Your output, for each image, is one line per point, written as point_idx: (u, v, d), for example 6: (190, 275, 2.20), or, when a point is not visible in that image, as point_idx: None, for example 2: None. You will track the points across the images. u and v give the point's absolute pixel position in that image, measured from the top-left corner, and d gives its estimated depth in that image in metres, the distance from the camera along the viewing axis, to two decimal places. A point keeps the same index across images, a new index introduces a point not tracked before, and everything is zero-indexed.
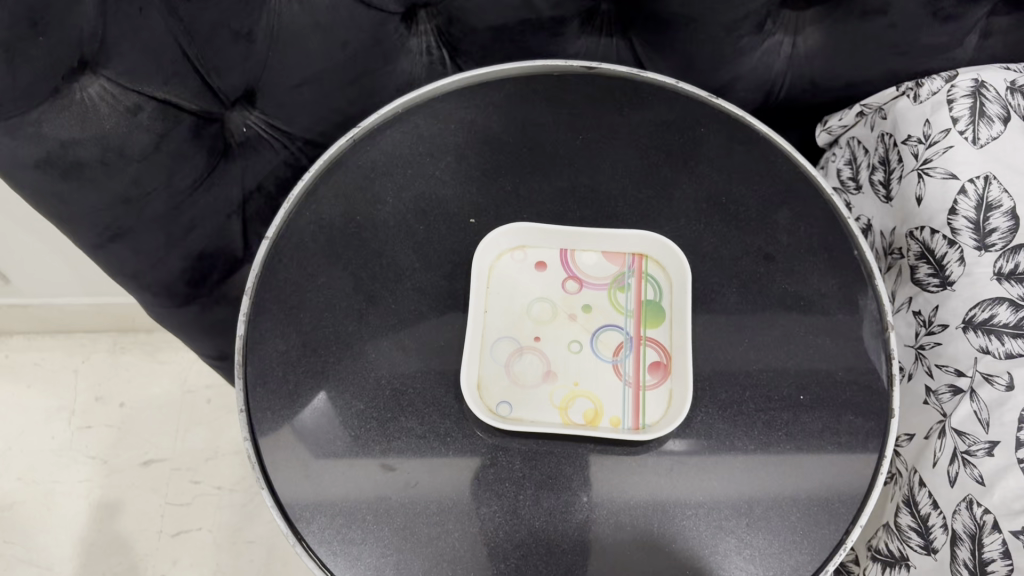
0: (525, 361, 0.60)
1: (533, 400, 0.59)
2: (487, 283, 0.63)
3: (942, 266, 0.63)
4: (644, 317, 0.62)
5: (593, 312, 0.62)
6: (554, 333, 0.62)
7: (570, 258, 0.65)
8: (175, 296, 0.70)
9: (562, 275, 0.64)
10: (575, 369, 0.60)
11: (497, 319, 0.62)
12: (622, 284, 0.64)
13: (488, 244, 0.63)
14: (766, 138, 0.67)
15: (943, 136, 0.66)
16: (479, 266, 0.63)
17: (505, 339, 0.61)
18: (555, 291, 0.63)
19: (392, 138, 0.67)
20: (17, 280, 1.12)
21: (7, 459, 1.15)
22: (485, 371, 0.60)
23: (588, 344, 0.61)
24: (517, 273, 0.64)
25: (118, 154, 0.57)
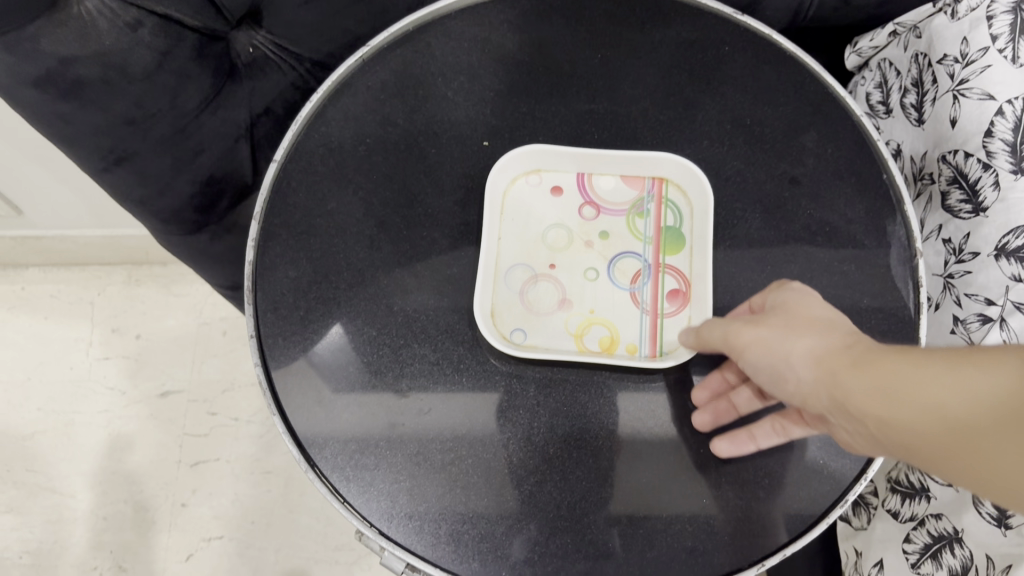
0: (540, 289, 0.59)
1: (548, 328, 0.58)
2: (501, 210, 0.62)
3: (975, 192, 0.61)
4: (664, 244, 0.60)
5: (610, 239, 0.61)
6: (570, 260, 0.60)
7: (588, 183, 0.63)
8: (185, 224, 0.68)
9: (579, 200, 0.62)
10: (592, 296, 0.59)
11: (511, 246, 0.60)
12: (641, 210, 0.62)
13: (503, 167, 0.61)
14: (794, 57, 0.64)
15: (982, 55, 0.62)
16: (493, 191, 0.61)
17: (520, 267, 0.60)
18: (571, 217, 0.62)
19: (403, 57, 0.64)
20: (29, 211, 1.10)
21: (27, 389, 1.16)
22: (499, 299, 0.58)
23: (605, 272, 0.60)
24: (532, 198, 0.62)
25: (120, 72, 0.55)
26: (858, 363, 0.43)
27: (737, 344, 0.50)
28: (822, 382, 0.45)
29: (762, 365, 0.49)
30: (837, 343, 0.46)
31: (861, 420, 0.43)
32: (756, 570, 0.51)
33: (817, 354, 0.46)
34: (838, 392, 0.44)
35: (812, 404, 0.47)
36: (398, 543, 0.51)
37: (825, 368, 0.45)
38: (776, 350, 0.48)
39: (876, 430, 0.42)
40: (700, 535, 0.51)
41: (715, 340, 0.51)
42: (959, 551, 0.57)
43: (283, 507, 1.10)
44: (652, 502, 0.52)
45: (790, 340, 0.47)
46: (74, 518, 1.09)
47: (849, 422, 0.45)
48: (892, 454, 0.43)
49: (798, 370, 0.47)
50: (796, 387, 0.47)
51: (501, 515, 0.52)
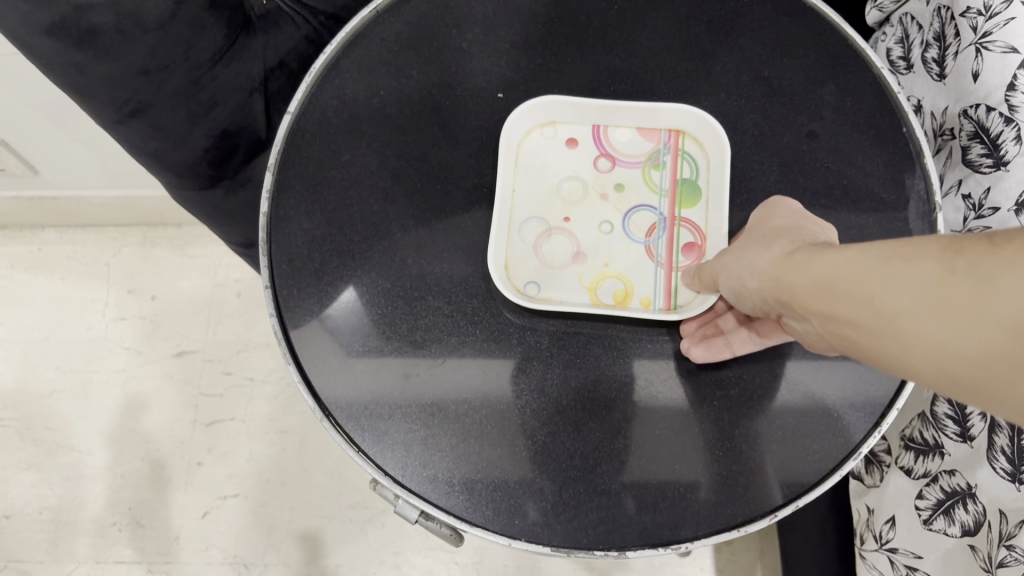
0: (554, 242, 0.59)
1: (562, 281, 0.58)
2: (515, 162, 0.61)
3: (996, 145, 0.60)
4: (679, 197, 0.60)
5: (625, 192, 0.61)
6: (585, 213, 0.60)
7: (603, 134, 0.62)
8: (199, 179, 0.68)
9: (595, 153, 0.62)
10: (606, 250, 0.59)
11: (526, 199, 0.60)
12: (657, 163, 0.61)
13: (519, 119, 0.60)
14: (813, 9, 0.63)
15: (1005, 7, 0.60)
16: (508, 142, 0.60)
17: (534, 220, 0.60)
18: (586, 170, 0.61)
19: (417, 8, 0.64)
20: (44, 171, 1.11)
21: (45, 349, 1.18)
22: (513, 253, 0.58)
23: (619, 225, 0.59)
24: (548, 150, 0.62)
25: (133, 20, 0.54)
26: (801, 262, 0.42)
27: (717, 267, 0.51)
28: (770, 290, 0.45)
29: (726, 284, 0.50)
30: (783, 250, 0.45)
31: (809, 321, 0.43)
32: (768, 521, 0.51)
33: (766, 264, 0.46)
34: (784, 297, 0.43)
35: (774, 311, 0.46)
36: (412, 491, 0.51)
37: (771, 275, 0.45)
38: (740, 264, 0.48)
39: (825, 330, 0.42)
40: (713, 487, 0.51)
41: (702, 278, 0.53)
42: (972, 506, 0.57)
43: (297, 465, 1.11)
44: (666, 453, 0.52)
45: (745, 256, 0.48)
46: (93, 475, 1.11)
47: (805, 326, 0.44)
48: (842, 351, 0.42)
49: (755, 279, 0.46)
50: (757, 298, 0.47)
51: (515, 465, 0.52)
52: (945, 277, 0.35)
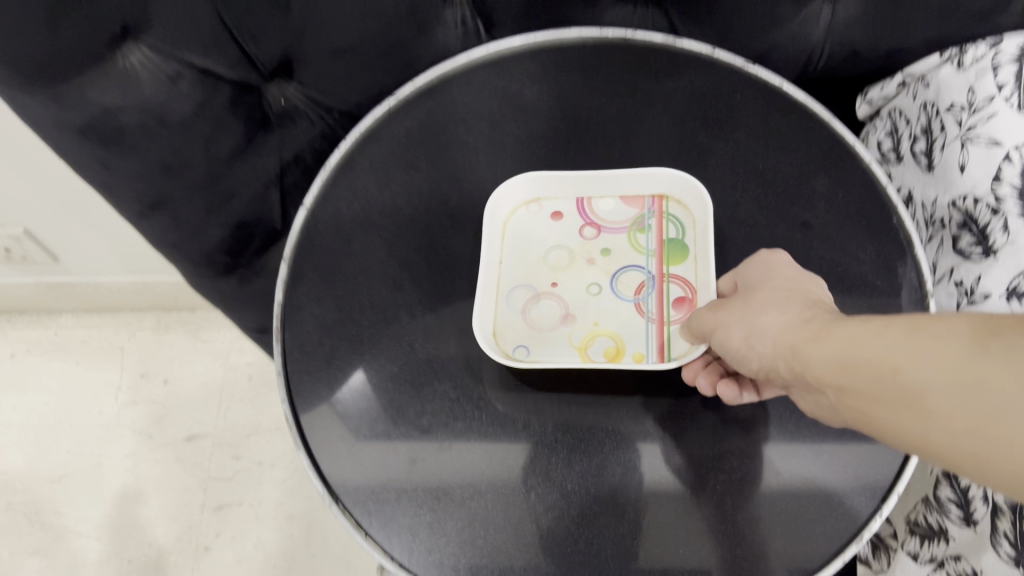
0: (543, 306, 0.62)
1: (553, 342, 0.60)
2: (503, 238, 0.65)
3: (985, 235, 0.62)
4: (667, 255, 0.63)
5: (611, 255, 0.64)
6: (572, 278, 0.63)
7: (587, 206, 0.66)
8: (216, 267, 0.71)
9: (581, 223, 0.66)
10: (595, 310, 0.61)
11: (513, 271, 0.64)
12: (642, 227, 0.65)
13: (500, 199, 0.64)
14: (803, 106, 0.66)
15: (988, 104, 0.64)
16: (495, 217, 0.64)
17: (521, 288, 0.63)
18: (573, 239, 0.65)
19: (427, 108, 0.67)
20: (65, 258, 1.14)
21: (57, 432, 1.19)
22: (501, 318, 0.61)
23: (607, 286, 0.62)
24: (534, 224, 0.66)
25: (159, 120, 0.58)
26: (820, 334, 0.44)
27: (716, 321, 0.51)
28: (781, 357, 0.47)
29: (724, 343, 0.51)
30: (797, 320, 0.47)
31: (822, 391, 0.44)
32: None
33: (780, 330, 0.48)
34: (797, 365, 0.45)
35: (779, 376, 0.48)
36: None
37: (786, 341, 0.47)
38: (752, 327, 0.49)
39: (839, 403, 0.43)
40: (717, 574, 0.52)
41: (695, 328, 0.54)
42: None
43: (305, 551, 1.10)
44: (669, 539, 0.53)
45: (753, 319, 0.49)
46: (99, 560, 1.10)
47: (815, 397, 0.46)
48: (853, 423, 0.44)
49: (766, 346, 0.48)
50: (763, 363, 0.49)
51: (520, 551, 0.52)
52: (975, 360, 0.37)
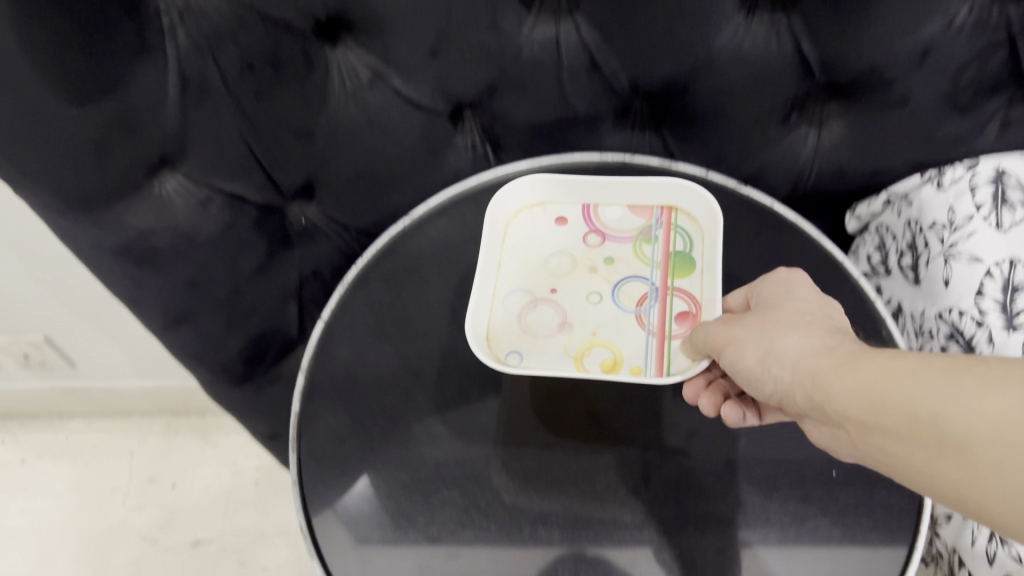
0: (540, 311, 0.64)
1: (548, 348, 0.62)
2: (504, 236, 0.68)
3: (971, 347, 0.65)
4: (673, 268, 0.65)
5: (614, 264, 0.66)
6: (572, 285, 0.65)
7: (593, 212, 0.69)
8: (233, 377, 0.73)
9: (585, 229, 0.68)
10: (594, 318, 0.63)
11: (513, 275, 0.66)
12: (649, 238, 0.67)
13: (502, 200, 0.67)
14: (794, 226, 0.70)
15: (967, 222, 0.68)
16: (496, 222, 0.67)
17: (519, 291, 0.65)
18: (576, 246, 0.67)
19: (439, 227, 0.71)
20: (81, 363, 1.17)
21: (63, 537, 1.19)
22: (496, 324, 0.63)
23: (609, 295, 0.65)
24: (538, 227, 0.69)
25: (189, 240, 0.62)
26: (847, 366, 0.45)
27: (734, 336, 0.53)
28: (798, 382, 0.48)
29: (737, 360, 0.53)
30: (816, 346, 0.49)
31: (842, 425, 0.46)
32: None
33: (797, 356, 0.49)
34: (817, 394, 0.47)
35: (793, 401, 0.50)
36: None
37: (806, 368, 0.48)
38: (766, 346, 0.51)
39: (859, 434, 0.45)
40: None
41: (699, 345, 0.56)
42: None
43: None
44: None
45: (769, 341, 0.51)
46: None
47: (831, 426, 0.47)
48: (872, 463, 0.45)
49: (782, 369, 0.50)
50: (775, 385, 0.51)
51: None
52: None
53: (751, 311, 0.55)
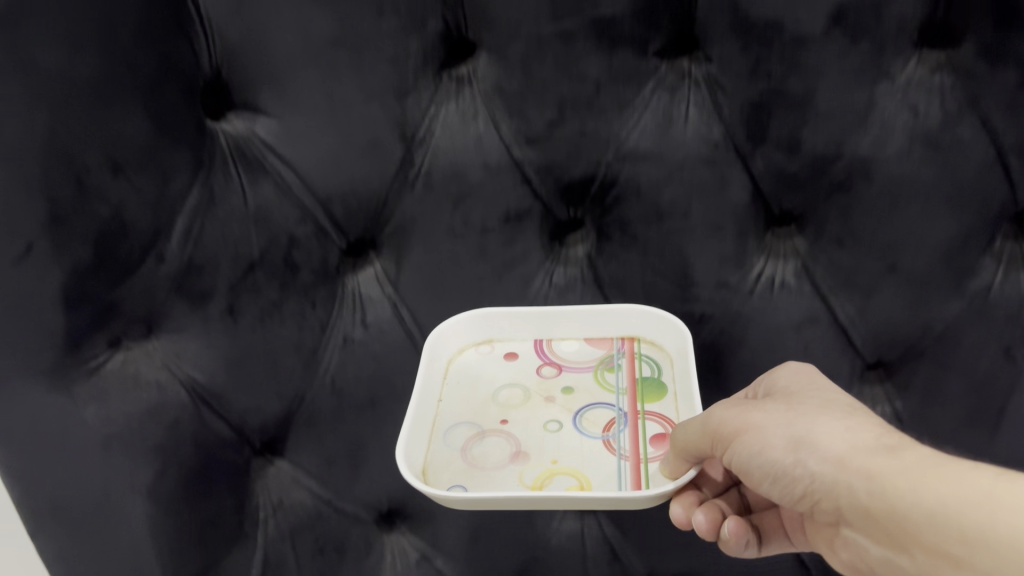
0: (487, 445, 0.55)
1: (500, 479, 0.52)
2: (444, 377, 0.60)
3: None
4: (641, 393, 0.58)
5: (574, 393, 0.58)
6: (525, 416, 0.57)
7: (546, 346, 0.62)
8: None
9: (538, 362, 0.61)
10: (553, 448, 0.54)
11: (455, 409, 0.57)
12: (611, 366, 0.60)
13: (442, 338, 0.59)
14: None
15: None
16: (436, 359, 0.59)
17: (463, 426, 0.56)
18: (529, 378, 0.60)
19: None
20: None
21: None
22: (432, 460, 0.54)
23: (569, 422, 0.56)
24: (484, 364, 0.61)
25: None
26: (928, 472, 0.36)
27: (757, 423, 0.45)
28: (844, 480, 0.40)
29: (757, 448, 0.44)
30: (866, 439, 0.41)
31: (906, 552, 0.37)
32: None
33: (844, 449, 0.41)
34: (873, 498, 0.38)
35: (825, 505, 0.41)
36: None
37: (861, 464, 0.39)
38: (801, 431, 0.43)
39: (935, 564, 0.36)
40: None
41: (692, 439, 0.47)
42: None
43: None
44: None
45: (803, 427, 0.43)
46: None
47: (888, 547, 0.39)
48: None
49: (818, 457, 0.41)
50: (809, 482, 0.42)
51: None
52: None
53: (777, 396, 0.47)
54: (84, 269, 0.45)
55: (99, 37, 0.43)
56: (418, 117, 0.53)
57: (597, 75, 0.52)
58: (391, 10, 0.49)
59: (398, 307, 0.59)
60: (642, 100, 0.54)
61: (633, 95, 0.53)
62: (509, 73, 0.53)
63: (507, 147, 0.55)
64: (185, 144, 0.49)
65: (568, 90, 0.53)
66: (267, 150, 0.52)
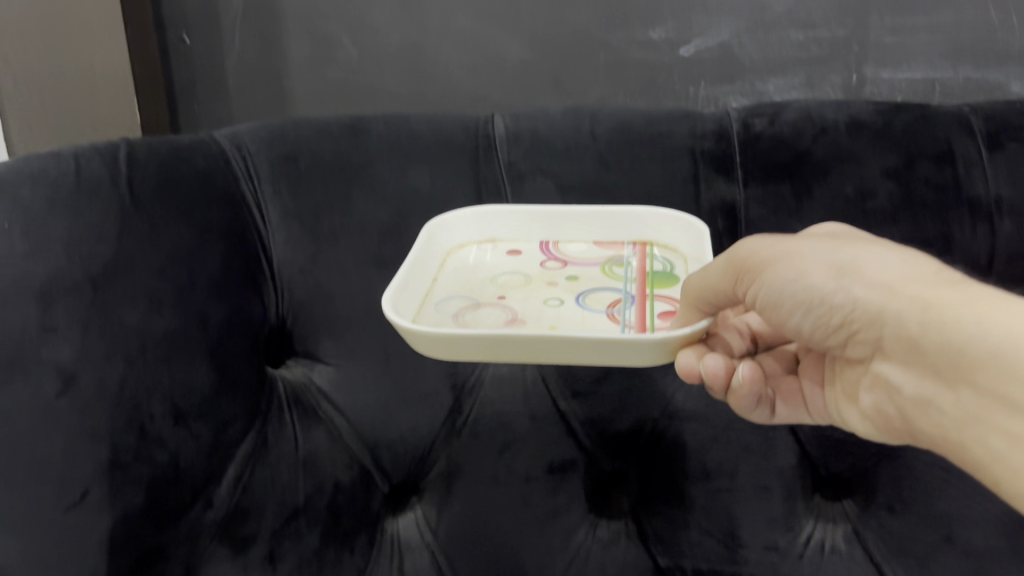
0: (482, 313, 0.49)
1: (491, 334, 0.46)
2: (443, 263, 0.54)
3: None
4: (650, 281, 0.52)
5: (578, 280, 0.52)
6: (523, 293, 0.51)
7: (552, 247, 0.56)
8: None
9: (541, 257, 0.55)
10: (553, 318, 0.48)
11: (452, 286, 0.52)
12: (620, 262, 0.54)
13: (443, 225, 0.53)
14: None
15: None
16: (440, 240, 0.53)
17: (458, 298, 0.50)
18: (531, 268, 0.54)
19: None
20: None
21: None
22: (422, 318, 0.48)
23: (572, 300, 0.50)
24: (484, 257, 0.55)
25: None
26: (990, 305, 0.33)
27: (799, 252, 0.41)
28: (894, 306, 0.36)
29: (793, 276, 0.40)
30: (924, 270, 0.37)
31: (952, 390, 0.35)
32: None
33: (895, 277, 0.37)
34: (922, 332, 0.35)
35: (872, 333, 0.38)
36: None
37: (917, 292, 0.36)
38: (849, 259, 0.39)
39: (980, 405, 0.33)
40: None
41: (711, 280, 0.43)
42: None
43: None
44: None
45: (850, 255, 0.39)
46: None
47: (928, 383, 0.36)
48: (964, 447, 0.35)
49: (867, 284, 0.38)
50: (851, 310, 0.38)
51: None
52: None
53: (820, 233, 0.43)
54: (134, 514, 0.43)
55: (179, 296, 0.46)
56: (468, 368, 0.56)
57: None
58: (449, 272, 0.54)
59: (435, 555, 0.57)
60: None
61: None
62: None
63: (553, 400, 0.56)
64: (243, 395, 0.50)
65: None
66: (321, 397, 0.54)
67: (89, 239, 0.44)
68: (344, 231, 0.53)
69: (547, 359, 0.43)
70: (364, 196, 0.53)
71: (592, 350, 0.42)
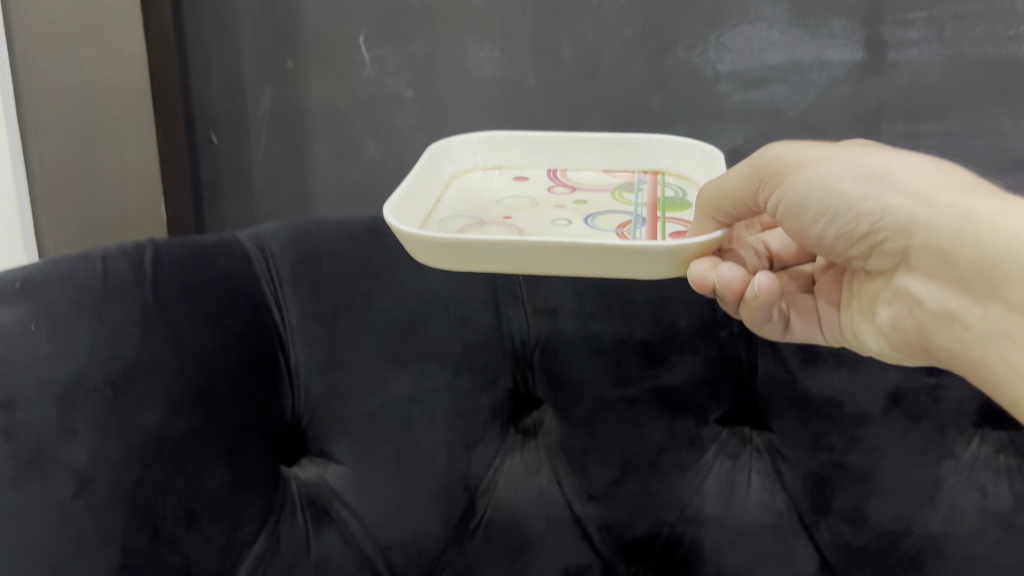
0: (487, 228, 0.52)
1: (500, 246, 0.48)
2: (449, 184, 0.59)
3: None
4: (660, 205, 0.55)
5: (587, 204, 0.56)
6: (531, 215, 0.54)
7: (559, 173, 0.61)
8: None
9: (549, 184, 0.60)
10: (563, 233, 0.51)
11: (460, 206, 0.55)
12: (629, 189, 0.59)
13: (444, 150, 0.59)
14: None
15: None
16: (442, 165, 0.59)
17: (466, 217, 0.54)
18: (540, 193, 0.58)
19: None
20: None
21: None
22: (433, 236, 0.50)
23: (580, 220, 0.53)
24: (493, 182, 0.60)
25: None
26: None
27: (827, 154, 0.41)
28: (930, 215, 0.37)
29: (819, 181, 0.41)
30: (956, 182, 0.38)
31: (983, 304, 0.36)
32: None
33: (927, 187, 0.38)
34: (957, 246, 0.36)
35: (899, 243, 0.39)
36: None
37: (949, 203, 0.37)
38: (880, 165, 0.39)
39: (1011, 321, 0.34)
40: None
41: (734, 186, 0.43)
42: None
43: None
44: None
45: (882, 162, 0.40)
46: None
47: (952, 296, 0.37)
48: (986, 363, 0.36)
49: (902, 192, 0.38)
50: (879, 218, 0.39)
51: None
52: None
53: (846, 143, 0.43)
54: None
55: (197, 397, 0.47)
56: (482, 467, 0.55)
57: (660, 439, 0.55)
58: (465, 369, 0.54)
59: None
60: (705, 464, 0.55)
61: (694, 459, 0.55)
62: (573, 433, 0.55)
63: (568, 505, 0.56)
64: (258, 496, 0.50)
65: (628, 451, 0.55)
66: (335, 497, 0.53)
67: (112, 340, 0.44)
68: (362, 329, 0.53)
69: (557, 270, 0.44)
70: (383, 295, 0.54)
71: (602, 257, 0.42)
